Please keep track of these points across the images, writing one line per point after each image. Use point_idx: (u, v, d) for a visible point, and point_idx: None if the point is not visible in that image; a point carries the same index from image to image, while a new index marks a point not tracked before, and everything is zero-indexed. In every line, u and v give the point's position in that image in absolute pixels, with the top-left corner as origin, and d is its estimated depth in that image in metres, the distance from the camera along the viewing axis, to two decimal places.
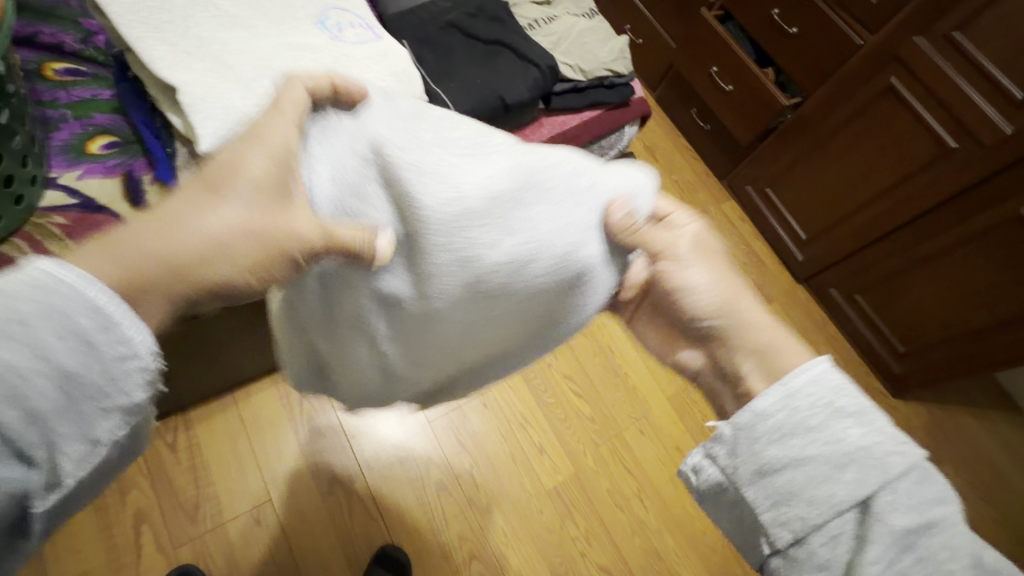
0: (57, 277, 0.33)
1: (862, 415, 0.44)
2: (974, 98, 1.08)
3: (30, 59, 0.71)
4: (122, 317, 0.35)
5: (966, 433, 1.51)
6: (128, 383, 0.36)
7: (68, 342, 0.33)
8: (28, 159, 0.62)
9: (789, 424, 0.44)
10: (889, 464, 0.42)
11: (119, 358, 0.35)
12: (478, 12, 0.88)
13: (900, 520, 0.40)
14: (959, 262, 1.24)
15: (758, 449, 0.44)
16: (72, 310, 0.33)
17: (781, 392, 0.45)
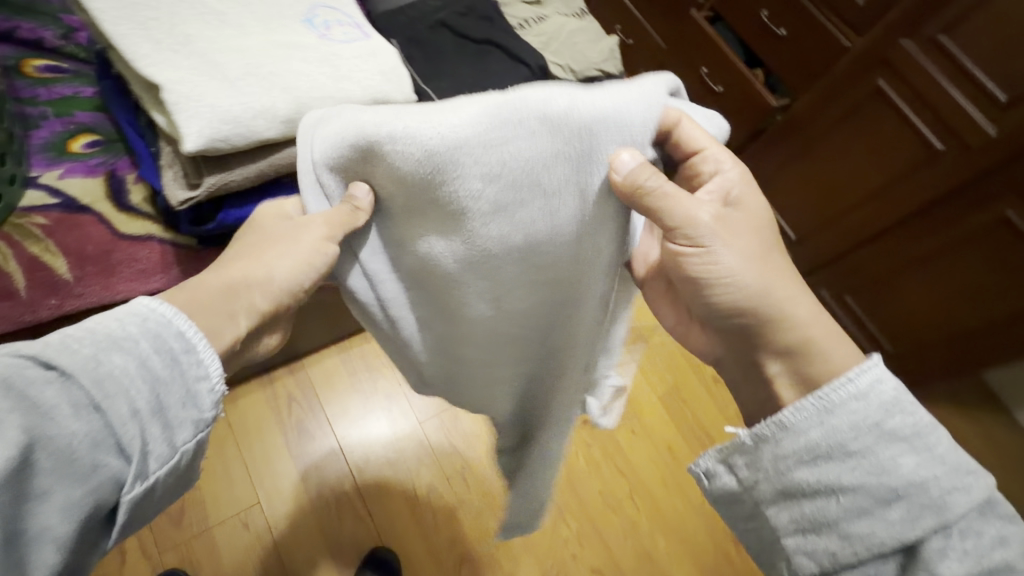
0: (153, 308, 0.39)
1: (917, 441, 0.43)
2: (959, 100, 1.10)
3: (8, 56, 0.70)
4: (200, 341, 0.39)
5: (952, 431, 1.53)
6: (202, 401, 0.39)
7: (161, 356, 0.37)
8: (5, 156, 0.61)
9: (826, 452, 0.44)
10: (946, 505, 0.42)
11: (195, 377, 0.39)
12: (468, 11, 0.88)
13: (952, 563, 0.40)
14: (946, 263, 1.25)
15: (791, 471, 0.45)
16: (164, 331, 0.38)
17: (822, 418, 0.44)
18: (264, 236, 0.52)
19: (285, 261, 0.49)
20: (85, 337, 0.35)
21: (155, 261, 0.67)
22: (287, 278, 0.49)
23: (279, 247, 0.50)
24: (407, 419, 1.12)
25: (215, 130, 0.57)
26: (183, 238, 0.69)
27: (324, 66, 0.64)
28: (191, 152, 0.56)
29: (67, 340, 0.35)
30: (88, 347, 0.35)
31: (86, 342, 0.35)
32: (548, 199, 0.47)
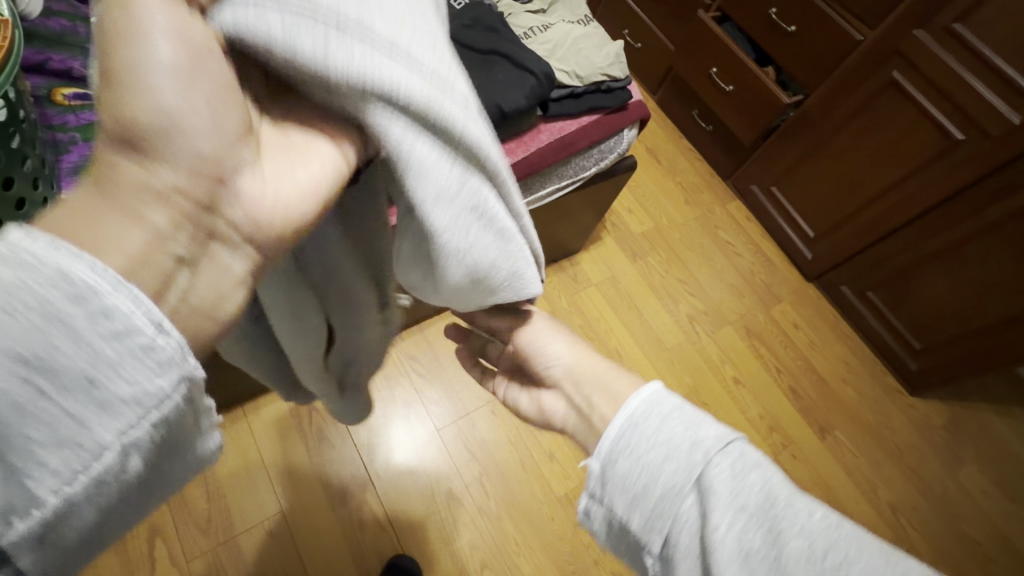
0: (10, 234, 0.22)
1: (683, 413, 0.43)
2: (978, 89, 1.07)
3: (41, 86, 0.73)
4: (104, 282, 0.23)
5: (987, 429, 1.47)
6: (140, 376, 0.24)
7: (19, 315, 0.22)
8: (39, 181, 0.64)
9: (637, 442, 0.42)
10: (702, 430, 0.41)
11: (110, 336, 0.23)
12: (473, 23, 0.89)
13: (727, 486, 0.37)
14: (972, 256, 1.22)
15: (614, 469, 0.42)
16: (21, 276, 0.22)
17: (622, 417, 0.44)
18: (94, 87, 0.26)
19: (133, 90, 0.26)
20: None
21: None
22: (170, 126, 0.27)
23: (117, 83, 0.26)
24: (426, 427, 1.13)
25: None
26: None
27: None
28: None
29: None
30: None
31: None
32: None
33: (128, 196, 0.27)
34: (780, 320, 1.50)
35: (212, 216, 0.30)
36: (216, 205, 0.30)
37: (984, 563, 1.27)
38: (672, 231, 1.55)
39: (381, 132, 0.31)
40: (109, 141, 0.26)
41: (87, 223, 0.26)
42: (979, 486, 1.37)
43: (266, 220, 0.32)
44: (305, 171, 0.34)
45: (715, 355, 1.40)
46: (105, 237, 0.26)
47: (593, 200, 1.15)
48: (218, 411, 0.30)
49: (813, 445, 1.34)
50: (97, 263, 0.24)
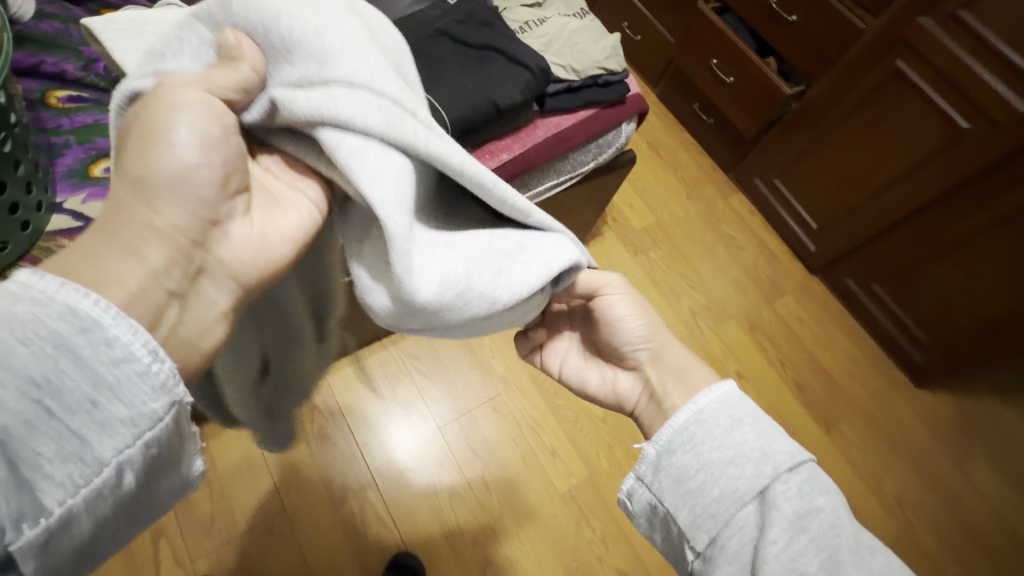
0: (30, 286, 0.29)
1: (755, 423, 0.48)
2: (984, 77, 1.05)
3: (34, 89, 0.73)
4: (107, 316, 0.30)
5: (996, 422, 1.46)
6: (136, 393, 0.30)
7: (35, 346, 0.28)
8: (33, 185, 0.64)
9: (699, 435, 0.48)
10: (772, 445, 0.46)
11: (110, 362, 0.29)
12: (467, 18, 0.88)
13: (792, 505, 0.42)
14: (979, 246, 1.20)
15: (671, 459, 0.48)
16: (43, 318, 0.28)
17: (691, 410, 0.50)
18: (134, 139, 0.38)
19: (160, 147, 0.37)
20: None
21: None
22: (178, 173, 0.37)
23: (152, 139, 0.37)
24: (428, 425, 1.13)
25: None
26: None
27: None
28: None
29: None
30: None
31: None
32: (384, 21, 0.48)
33: (138, 225, 0.36)
34: (783, 313, 1.48)
35: (201, 250, 0.39)
36: (205, 243, 0.39)
37: (993, 557, 1.26)
38: (674, 226, 1.54)
39: (336, 148, 0.38)
40: (141, 182, 0.37)
41: (96, 258, 0.34)
42: (987, 479, 1.36)
43: (240, 256, 0.42)
44: (283, 223, 0.45)
45: (719, 350, 1.39)
46: (113, 275, 0.34)
47: (592, 196, 1.14)
48: (195, 435, 0.36)
49: (818, 440, 1.32)
50: (103, 302, 0.31)
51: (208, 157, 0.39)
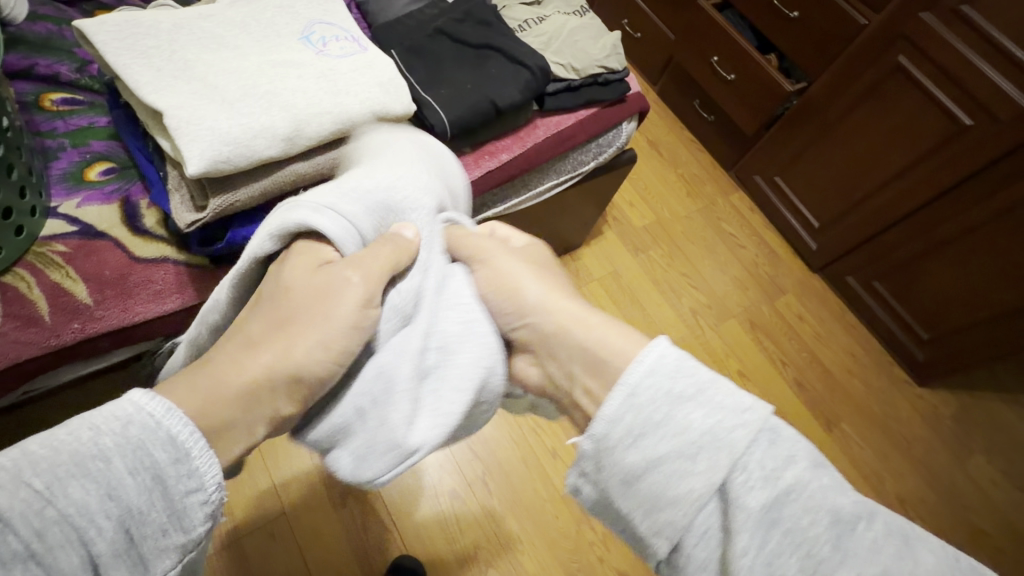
0: (141, 406, 0.38)
1: (697, 393, 0.45)
2: (986, 73, 1.04)
3: (27, 92, 0.71)
4: (195, 450, 0.39)
5: (998, 419, 1.45)
6: (193, 518, 0.39)
7: (140, 478, 0.37)
8: (27, 190, 0.62)
9: (640, 424, 0.45)
10: (729, 425, 0.43)
11: (185, 492, 0.39)
12: (465, 16, 0.87)
13: (758, 497, 0.41)
14: (981, 244, 1.20)
15: (611, 454, 0.45)
16: (148, 446, 0.38)
17: (623, 395, 0.45)
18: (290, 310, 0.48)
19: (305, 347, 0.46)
20: (46, 460, 0.35)
21: (171, 283, 0.66)
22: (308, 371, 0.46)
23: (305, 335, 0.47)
24: None
25: (216, 151, 0.55)
26: (197, 259, 0.68)
27: (321, 81, 0.63)
28: (193, 175, 0.54)
29: (28, 463, 0.34)
30: (41, 478, 0.34)
31: (42, 469, 0.34)
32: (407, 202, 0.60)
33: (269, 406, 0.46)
34: (785, 312, 1.48)
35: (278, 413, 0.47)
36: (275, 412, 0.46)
37: (995, 555, 1.25)
38: (675, 224, 1.53)
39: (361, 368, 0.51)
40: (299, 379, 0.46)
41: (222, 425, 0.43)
42: (990, 477, 1.36)
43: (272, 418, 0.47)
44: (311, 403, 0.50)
45: (720, 349, 1.38)
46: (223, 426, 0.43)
47: (593, 195, 1.13)
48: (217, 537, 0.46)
49: (820, 438, 1.32)
50: (194, 433, 0.39)
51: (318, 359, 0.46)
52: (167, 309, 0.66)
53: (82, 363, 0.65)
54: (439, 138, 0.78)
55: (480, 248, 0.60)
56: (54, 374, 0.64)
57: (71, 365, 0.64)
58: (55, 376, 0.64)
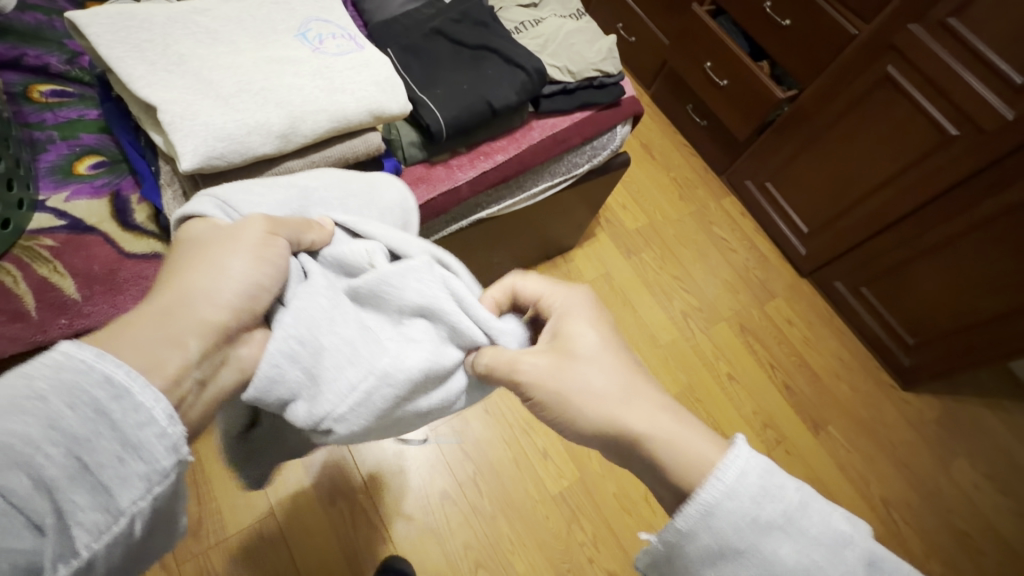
0: (72, 355, 0.33)
1: (785, 523, 0.40)
2: (971, 84, 1.07)
3: (15, 83, 0.70)
4: (136, 384, 0.34)
5: (979, 424, 1.48)
6: (155, 449, 0.34)
7: (80, 410, 0.32)
8: (13, 182, 0.60)
9: (717, 546, 0.40)
10: (821, 560, 0.39)
11: (137, 424, 0.34)
12: (462, 17, 0.88)
13: None
14: (965, 251, 1.22)
15: (693, 571, 0.41)
16: (84, 381, 0.33)
17: (702, 509, 0.41)
18: (201, 246, 0.46)
19: (233, 259, 0.44)
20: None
21: None
22: (238, 285, 0.44)
23: (228, 252, 0.45)
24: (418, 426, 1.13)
25: (210, 147, 0.54)
26: None
27: (317, 79, 0.63)
28: (187, 171, 0.54)
29: None
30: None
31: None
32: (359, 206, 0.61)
33: (188, 322, 0.41)
34: (774, 316, 1.49)
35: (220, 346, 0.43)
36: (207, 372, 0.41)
37: (975, 557, 1.28)
38: (667, 227, 1.54)
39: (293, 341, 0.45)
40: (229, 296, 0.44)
41: (134, 345, 0.38)
42: (972, 481, 1.38)
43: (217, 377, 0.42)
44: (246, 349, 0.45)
45: (711, 352, 1.39)
46: (145, 349, 0.38)
47: (587, 197, 1.13)
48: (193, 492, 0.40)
49: (807, 441, 1.34)
50: (131, 369, 0.35)
51: (252, 271, 0.45)
52: None
53: None
54: (434, 138, 0.78)
55: (574, 351, 0.50)
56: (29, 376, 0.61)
57: None
58: None
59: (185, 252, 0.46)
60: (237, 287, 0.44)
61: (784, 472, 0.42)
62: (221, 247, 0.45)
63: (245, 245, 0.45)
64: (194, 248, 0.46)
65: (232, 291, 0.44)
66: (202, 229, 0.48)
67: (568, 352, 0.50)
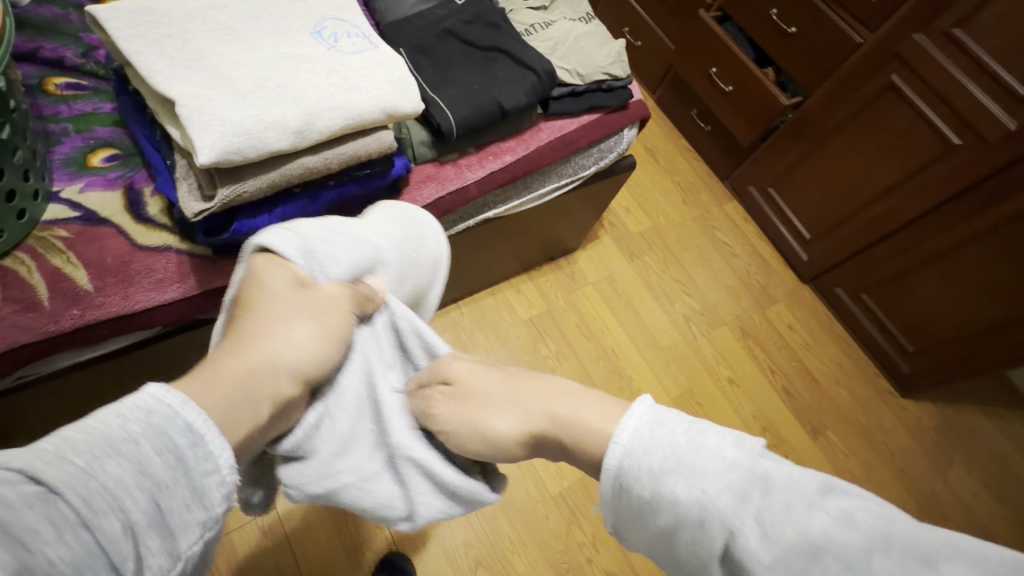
0: (160, 399, 0.45)
1: (679, 465, 0.52)
2: (975, 94, 1.08)
3: (31, 75, 0.71)
4: (208, 435, 0.46)
5: (977, 431, 1.49)
6: (212, 496, 0.46)
7: (164, 457, 0.43)
8: (30, 173, 0.61)
9: (639, 498, 0.53)
10: (709, 486, 0.50)
11: (203, 471, 0.45)
12: (474, 18, 0.88)
13: (756, 548, 0.47)
14: (965, 260, 1.23)
15: (629, 525, 0.55)
16: (169, 428, 0.44)
17: (614, 471, 0.54)
18: (286, 307, 0.57)
19: (309, 334, 0.57)
20: (84, 443, 0.41)
21: (172, 271, 0.66)
22: (309, 357, 0.56)
23: (309, 324, 0.57)
24: None
25: (227, 142, 0.55)
26: (200, 248, 0.68)
27: (332, 77, 0.63)
28: (204, 165, 0.54)
29: (69, 446, 0.40)
30: (81, 457, 0.40)
31: (81, 450, 0.40)
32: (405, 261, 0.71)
33: (268, 387, 0.53)
34: (775, 321, 1.50)
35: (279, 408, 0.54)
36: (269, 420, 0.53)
37: None
38: (669, 231, 1.55)
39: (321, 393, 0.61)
40: (304, 368, 0.56)
41: (227, 400, 0.49)
42: (967, 488, 1.39)
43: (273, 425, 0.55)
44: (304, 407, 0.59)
45: (711, 356, 1.40)
46: (234, 404, 0.50)
47: (592, 199, 1.14)
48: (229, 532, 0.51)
49: (806, 446, 1.34)
50: (207, 420, 0.46)
51: (325, 347, 0.58)
52: (167, 298, 0.66)
53: (80, 349, 0.64)
54: (445, 137, 0.79)
55: (473, 396, 0.63)
56: (42, 364, 0.63)
57: (66, 351, 0.63)
58: (41, 365, 0.63)
59: (273, 297, 0.57)
60: (309, 358, 0.56)
61: (672, 433, 0.54)
62: (306, 317, 0.57)
63: (327, 322, 0.58)
64: (282, 299, 0.57)
65: (309, 361, 0.56)
66: (286, 278, 0.59)
67: (460, 394, 0.63)
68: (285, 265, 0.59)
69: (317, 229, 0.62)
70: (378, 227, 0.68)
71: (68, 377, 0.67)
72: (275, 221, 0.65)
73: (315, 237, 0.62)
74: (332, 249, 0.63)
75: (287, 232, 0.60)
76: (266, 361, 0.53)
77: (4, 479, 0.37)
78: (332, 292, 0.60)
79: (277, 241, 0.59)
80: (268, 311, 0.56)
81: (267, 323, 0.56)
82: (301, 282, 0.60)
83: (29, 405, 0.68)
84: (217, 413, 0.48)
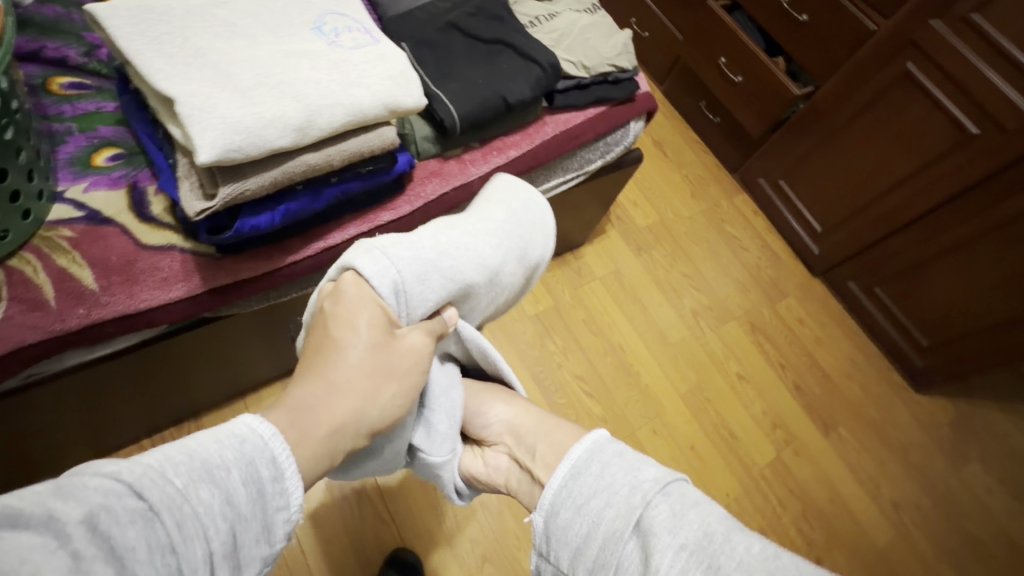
0: (254, 428, 0.44)
1: (621, 456, 0.52)
2: (994, 81, 1.05)
3: (35, 75, 0.71)
4: (290, 472, 0.45)
5: (992, 426, 1.46)
6: (277, 532, 0.44)
7: (249, 489, 0.42)
8: (34, 173, 0.61)
9: (574, 485, 0.51)
10: (641, 475, 0.50)
11: (277, 507, 0.43)
12: (477, 11, 0.87)
13: (665, 523, 0.45)
14: (982, 252, 1.20)
15: (556, 521, 0.50)
16: (258, 458, 0.43)
17: (567, 466, 0.53)
18: (373, 357, 0.52)
19: (391, 393, 0.52)
20: (183, 464, 0.40)
21: (177, 270, 0.66)
22: (387, 415, 0.52)
23: (392, 382, 0.53)
24: None
25: (228, 140, 0.54)
26: (203, 246, 0.67)
27: (333, 72, 0.63)
28: (204, 164, 0.54)
29: (169, 465, 0.39)
30: (181, 478, 0.39)
31: (181, 471, 0.39)
32: (494, 285, 0.65)
33: (345, 442, 0.50)
34: (785, 315, 1.48)
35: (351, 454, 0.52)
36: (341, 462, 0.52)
37: (985, 559, 1.26)
38: (678, 225, 1.53)
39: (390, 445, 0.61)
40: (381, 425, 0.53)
41: (311, 455, 0.47)
42: (983, 484, 1.37)
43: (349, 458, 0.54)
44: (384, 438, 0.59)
45: (720, 351, 1.38)
46: (314, 458, 0.47)
47: (598, 193, 1.13)
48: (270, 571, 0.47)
49: (817, 442, 1.33)
50: (290, 456, 0.45)
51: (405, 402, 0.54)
52: (172, 297, 0.66)
53: (86, 348, 0.66)
54: (448, 132, 0.78)
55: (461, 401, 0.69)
56: (52, 363, 0.65)
57: (74, 351, 0.64)
58: (51, 364, 0.65)
59: (362, 346, 0.51)
60: (388, 414, 0.53)
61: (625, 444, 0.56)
62: (390, 374, 0.52)
63: (410, 380, 0.54)
64: (373, 351, 0.52)
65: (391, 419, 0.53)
66: (378, 323, 0.52)
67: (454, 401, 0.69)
68: (377, 304, 0.52)
69: (415, 262, 0.55)
70: (482, 252, 0.61)
71: (75, 377, 0.68)
72: (277, 219, 0.65)
73: (412, 271, 0.54)
74: (425, 288, 0.56)
75: (384, 262, 0.53)
76: (350, 420, 0.50)
77: (112, 491, 0.35)
78: (416, 343, 0.54)
79: (370, 274, 0.52)
80: (356, 359, 0.51)
81: (356, 373, 0.51)
82: (389, 327, 0.53)
83: (43, 407, 0.70)
84: (302, 464, 0.46)
